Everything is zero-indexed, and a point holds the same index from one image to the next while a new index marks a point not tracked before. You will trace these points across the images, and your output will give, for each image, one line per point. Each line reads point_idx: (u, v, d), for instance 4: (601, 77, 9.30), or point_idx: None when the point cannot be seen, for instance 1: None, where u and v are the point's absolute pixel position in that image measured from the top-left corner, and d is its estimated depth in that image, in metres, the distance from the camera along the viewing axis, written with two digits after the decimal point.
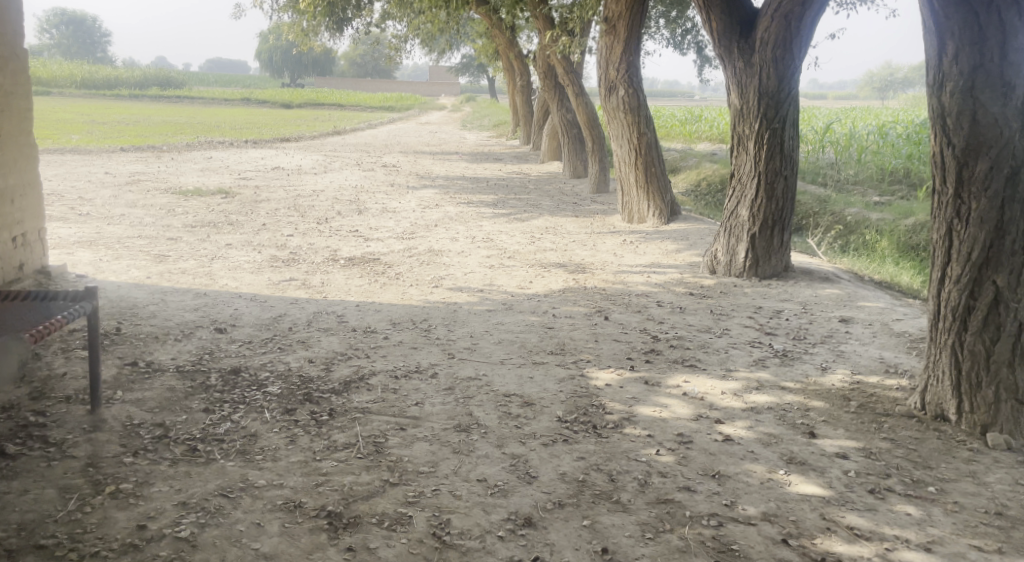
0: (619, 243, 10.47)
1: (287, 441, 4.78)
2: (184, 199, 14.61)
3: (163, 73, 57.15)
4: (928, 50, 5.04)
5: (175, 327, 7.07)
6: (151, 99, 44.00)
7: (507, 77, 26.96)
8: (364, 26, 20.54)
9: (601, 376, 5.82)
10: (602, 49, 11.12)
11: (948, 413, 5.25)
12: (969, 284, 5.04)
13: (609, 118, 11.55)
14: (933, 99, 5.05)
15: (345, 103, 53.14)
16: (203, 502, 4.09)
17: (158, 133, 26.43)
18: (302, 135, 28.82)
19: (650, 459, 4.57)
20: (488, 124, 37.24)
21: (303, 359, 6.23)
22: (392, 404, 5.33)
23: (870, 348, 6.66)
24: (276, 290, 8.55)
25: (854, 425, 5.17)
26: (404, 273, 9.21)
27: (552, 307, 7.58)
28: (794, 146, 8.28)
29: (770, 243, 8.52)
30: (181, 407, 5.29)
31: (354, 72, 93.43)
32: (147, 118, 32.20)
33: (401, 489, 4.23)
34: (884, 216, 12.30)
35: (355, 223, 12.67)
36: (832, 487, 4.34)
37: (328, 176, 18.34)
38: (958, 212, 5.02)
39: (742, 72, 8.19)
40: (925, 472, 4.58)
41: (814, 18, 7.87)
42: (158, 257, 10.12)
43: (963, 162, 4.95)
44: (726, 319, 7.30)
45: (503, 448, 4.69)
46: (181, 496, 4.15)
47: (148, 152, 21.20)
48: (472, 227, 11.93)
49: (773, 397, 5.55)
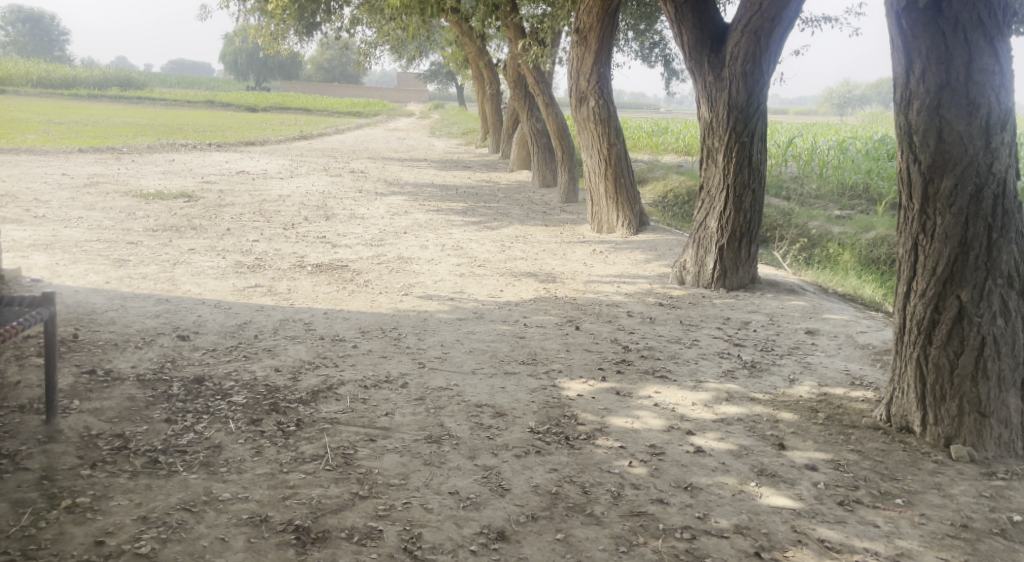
0: (588, 253, 10.49)
1: (253, 452, 4.70)
2: (146, 203, 14.39)
3: (124, 74, 56.36)
4: (896, 68, 5.12)
5: (135, 334, 6.94)
6: (110, 100, 43.32)
7: (476, 86, 26.95)
8: (332, 31, 20.41)
9: (572, 387, 5.80)
10: (573, 59, 11.14)
11: (913, 426, 5.31)
12: (933, 298, 5.10)
13: (579, 129, 11.57)
14: (900, 116, 5.12)
15: (311, 107, 52.83)
16: (165, 516, 4.00)
17: (118, 134, 26.01)
18: (266, 139, 28.57)
19: (623, 471, 4.55)
20: (453, 132, 37.22)
21: (269, 369, 6.14)
22: (362, 414, 5.26)
23: (837, 360, 6.72)
24: (241, 297, 8.45)
25: (822, 437, 5.21)
26: (372, 280, 9.14)
27: (522, 316, 7.56)
28: (762, 159, 8.34)
29: (738, 254, 8.57)
30: (142, 417, 5.18)
31: (319, 77, 92.89)
32: (107, 119, 31.66)
33: (370, 502, 4.17)
34: (846, 229, 12.47)
35: (321, 229, 12.57)
36: (803, 500, 4.36)
37: (293, 181, 18.19)
38: (923, 227, 5.08)
39: (712, 86, 8.25)
40: (892, 484, 4.62)
41: (783, 34, 7.94)
42: (118, 261, 9.94)
43: (929, 178, 5.03)
44: (695, 329, 7.33)
45: (474, 459, 4.65)
46: (141, 510, 4.06)
47: (108, 154, 20.86)
48: (441, 234, 11.90)
49: (743, 409, 5.57)
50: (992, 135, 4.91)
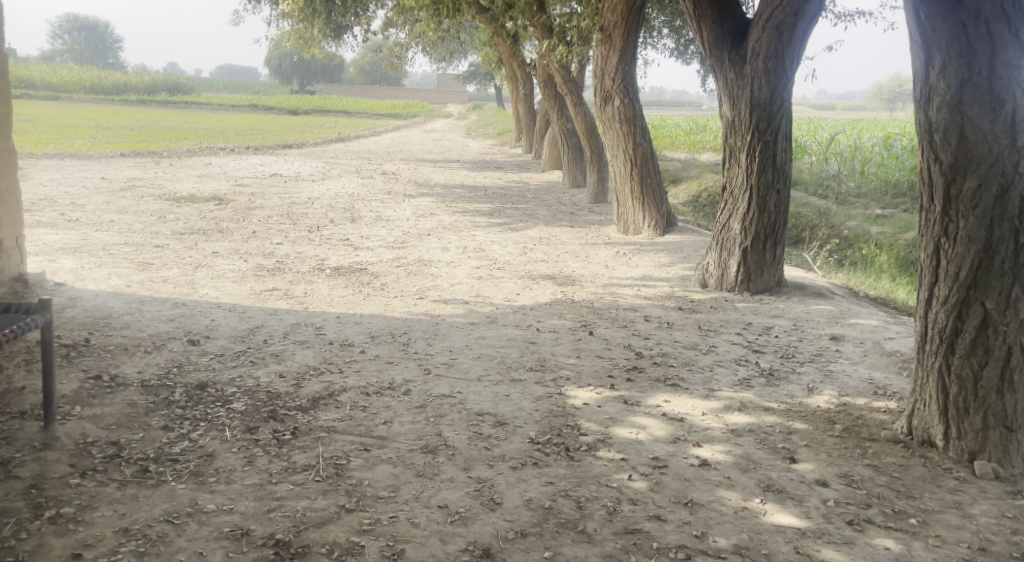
0: (612, 255, 10.28)
1: (244, 462, 4.62)
2: (177, 206, 14.48)
3: (172, 78, 57.33)
4: (916, 63, 4.87)
5: (146, 339, 6.90)
6: (157, 105, 44.06)
7: (512, 87, 26.81)
8: (365, 34, 20.44)
9: (579, 395, 5.63)
10: (597, 58, 10.90)
11: (935, 439, 5.08)
12: (956, 305, 4.86)
13: (605, 128, 11.35)
14: (920, 113, 4.88)
15: (352, 110, 53.17)
16: (146, 529, 3.94)
17: (159, 138, 26.35)
18: (304, 141, 28.73)
19: (622, 485, 4.38)
20: (490, 132, 37.15)
21: (273, 374, 6.07)
22: (360, 423, 5.17)
23: (860, 367, 6.47)
24: (257, 300, 8.41)
25: (837, 451, 5.00)
26: (389, 284, 9.04)
27: (536, 320, 7.40)
28: (787, 159, 8.09)
29: (763, 256, 8.32)
30: (139, 424, 5.12)
31: (362, 79, 93.52)
32: (152, 124, 32.09)
33: (355, 516, 4.09)
34: (884, 229, 12.09)
35: (346, 231, 12.53)
36: (809, 518, 4.16)
37: (325, 184, 18.20)
38: (946, 230, 4.85)
39: (734, 83, 8.01)
40: (907, 503, 4.42)
41: (807, 29, 7.68)
42: (142, 265, 9.97)
43: (951, 179, 4.79)
44: (713, 335, 7.11)
45: (469, 471, 4.52)
46: (123, 521, 3.99)
47: (147, 157, 21.12)
48: (466, 236, 11.77)
49: (755, 419, 5.36)
50: (1018, 133, 4.66)
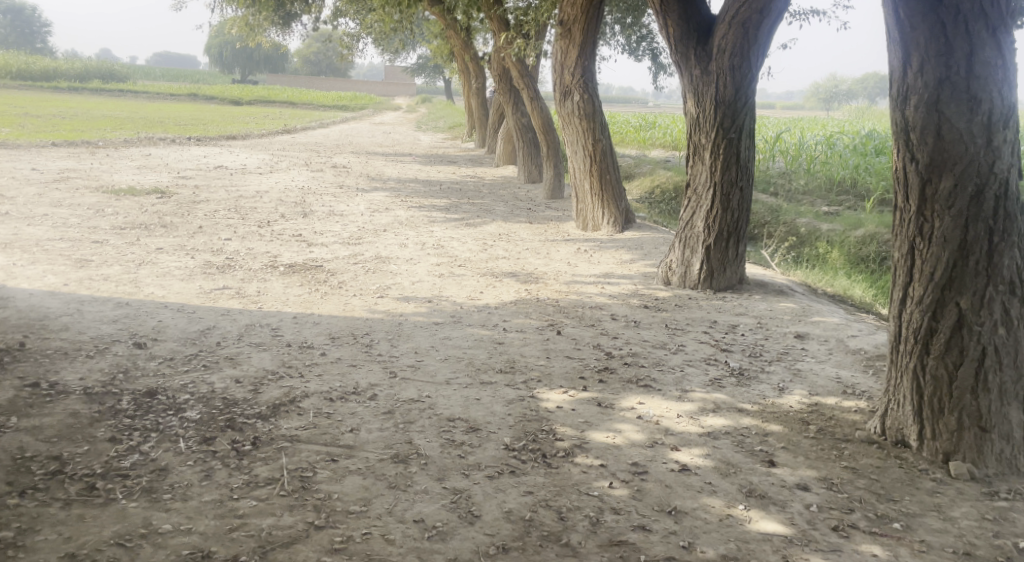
0: (573, 252, 10.17)
1: (202, 476, 4.61)
2: (115, 199, 13.97)
3: (107, 65, 55.73)
4: (893, 61, 4.82)
5: (88, 342, 6.59)
6: (90, 92, 42.73)
7: (462, 80, 26.54)
8: (314, 23, 20.00)
9: (551, 397, 5.50)
10: (556, 52, 10.74)
11: (909, 440, 5.06)
12: (931, 305, 4.84)
13: (564, 123, 11.20)
14: (897, 111, 4.84)
15: (296, 101, 52.29)
16: (94, 554, 3.93)
17: (94, 127, 25.50)
18: (249, 133, 28.06)
19: (603, 494, 4.31)
20: (440, 126, 36.84)
21: (229, 380, 5.90)
22: (325, 431, 5.11)
23: (827, 366, 6.45)
24: (207, 299, 8.12)
25: (813, 453, 4.96)
26: (347, 282, 8.80)
27: (502, 319, 7.25)
28: (750, 156, 8.06)
29: (726, 254, 8.28)
30: (83, 436, 5.02)
31: (305, 69, 92.05)
32: (85, 112, 31.01)
33: (326, 533, 4.06)
34: (834, 226, 12.18)
35: (298, 226, 12.23)
36: (794, 525, 4.15)
37: (272, 177, 17.77)
38: (921, 230, 4.82)
39: (699, 80, 7.94)
40: (889, 506, 4.42)
41: (771, 27, 7.64)
42: (80, 262, 9.56)
43: (927, 178, 4.75)
44: (681, 334, 7.03)
45: (444, 482, 4.45)
46: (69, 546, 3.98)
47: (81, 147, 20.41)
48: (422, 232, 11.56)
49: (730, 420, 5.31)
50: (994, 133, 4.62)
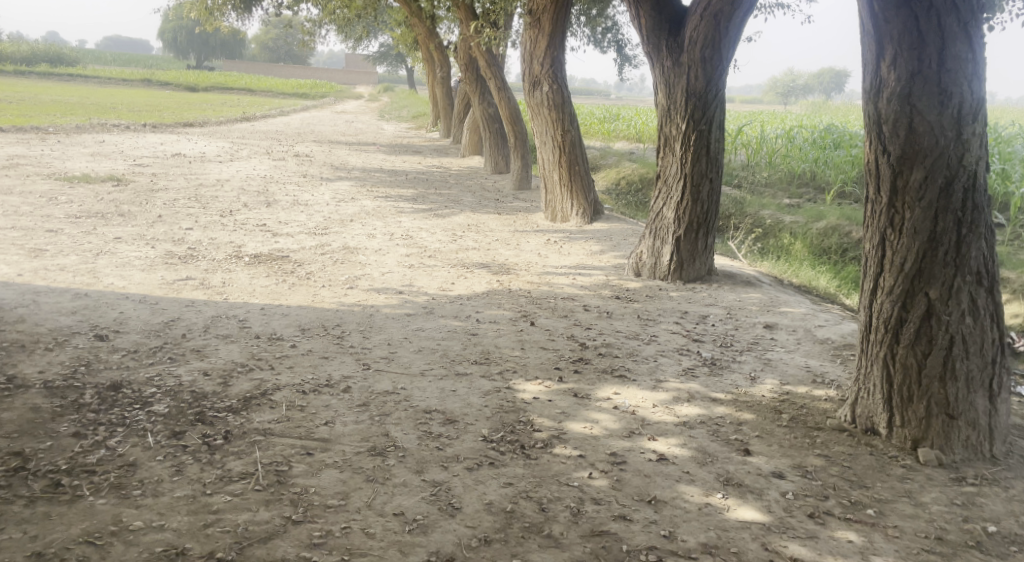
0: (542, 243, 10.16)
1: (172, 471, 4.54)
2: (70, 187, 13.68)
3: (57, 49, 54.46)
4: (867, 54, 4.89)
5: (47, 334, 6.45)
6: (39, 77, 41.73)
7: (425, 69, 26.37)
8: (275, 9, 19.71)
9: (527, 388, 5.49)
10: (526, 42, 10.72)
11: (879, 427, 5.14)
12: (901, 295, 4.91)
13: (532, 114, 11.18)
14: (870, 104, 4.90)
15: (255, 88, 51.54)
16: (63, 553, 3.87)
17: (45, 113, 24.91)
18: (206, 120, 27.62)
19: (582, 484, 4.33)
20: (402, 115, 36.64)
21: (196, 373, 5.81)
22: (299, 424, 5.06)
23: (797, 356, 6.52)
24: (170, 290, 7.98)
25: (787, 441, 5.02)
26: (315, 273, 8.71)
27: (474, 310, 7.22)
28: (720, 148, 8.11)
29: (695, 245, 8.34)
30: (46, 431, 4.93)
31: (264, 56, 90.85)
32: (34, 96, 30.29)
33: (303, 528, 4.04)
34: (797, 218, 12.32)
35: (261, 216, 12.07)
36: (772, 513, 4.22)
37: (233, 165, 17.52)
38: (892, 222, 4.88)
39: (670, 71, 7.98)
40: (862, 493, 4.49)
41: (743, 19, 7.68)
42: (35, 251, 9.33)
43: (898, 170, 4.82)
44: (653, 324, 7.07)
45: (422, 474, 4.43)
46: (36, 545, 3.92)
47: (32, 133, 19.93)
48: (390, 222, 11.48)
49: (704, 410, 5.34)
50: (964, 126, 4.70)
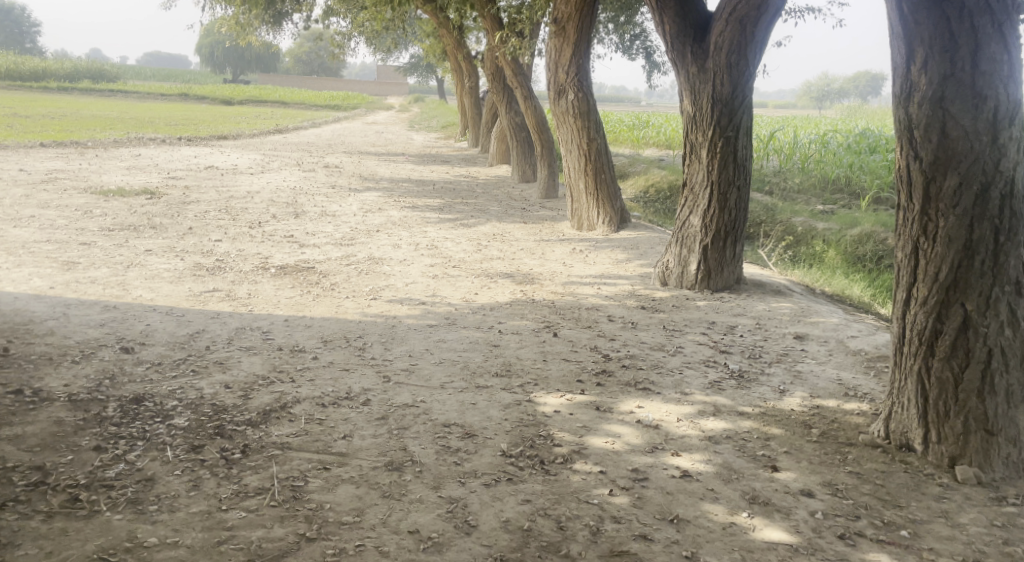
0: (568, 252, 10.05)
1: (189, 486, 4.49)
2: (104, 200, 13.81)
3: (98, 65, 55.42)
4: (896, 57, 4.72)
5: (74, 347, 6.46)
6: (81, 93, 42.46)
7: (455, 79, 26.38)
8: (305, 22, 19.81)
9: (548, 402, 5.38)
10: (551, 50, 10.63)
11: (914, 444, 4.96)
12: (935, 306, 4.73)
13: (558, 122, 11.08)
14: (900, 109, 4.73)
15: (289, 100, 52.02)
16: None
17: (84, 128, 25.28)
18: (240, 132, 27.88)
19: (602, 501, 4.22)
20: (434, 125, 36.76)
21: (218, 386, 5.78)
22: (317, 438, 4.99)
23: (828, 368, 6.34)
24: (196, 302, 7.98)
25: (817, 457, 4.86)
26: (339, 284, 8.67)
27: (497, 321, 7.13)
28: (747, 155, 7.96)
29: (723, 254, 8.18)
30: (67, 445, 4.90)
31: (298, 69, 91.80)
32: (75, 112, 30.79)
33: (317, 546, 3.96)
34: (830, 225, 12.09)
35: (290, 227, 12.09)
36: (800, 533, 4.07)
37: (264, 177, 17.61)
38: (925, 230, 4.71)
39: (695, 77, 7.85)
40: (896, 513, 4.33)
41: (770, 24, 7.53)
42: (67, 264, 9.40)
43: (931, 177, 4.65)
44: (679, 335, 6.92)
45: (439, 490, 4.34)
46: None
47: (71, 148, 20.22)
48: (416, 232, 11.43)
49: (730, 424, 5.20)
50: (1000, 130, 4.52)
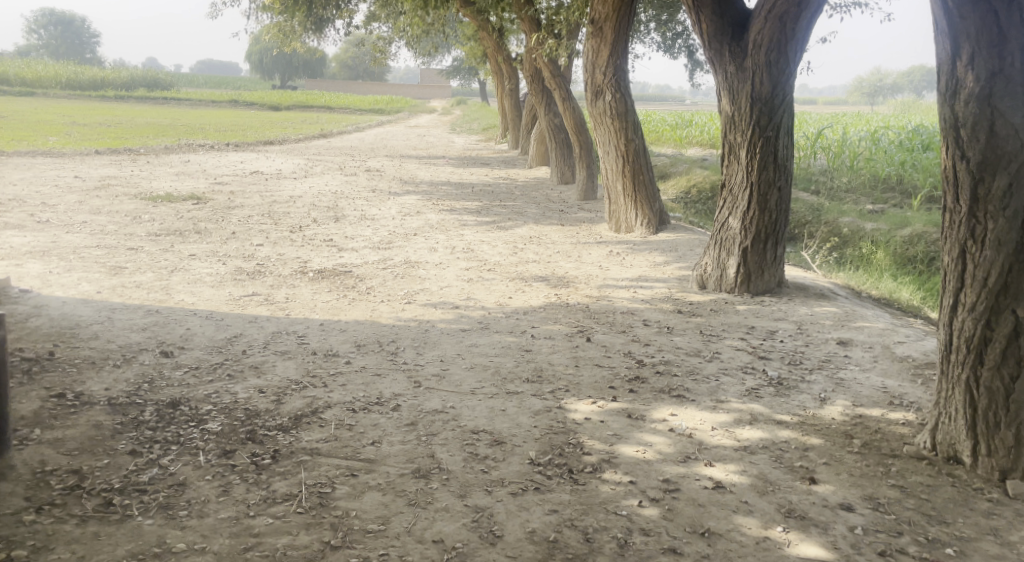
0: (605, 255, 9.94)
1: (219, 492, 4.49)
2: (153, 206, 14.01)
3: (152, 73, 56.54)
4: (941, 53, 4.55)
5: (115, 351, 6.53)
6: (136, 101, 43.31)
7: (496, 81, 26.37)
8: (347, 27, 19.93)
9: (579, 409, 5.29)
10: (588, 51, 10.53)
11: (962, 456, 4.77)
12: (984, 312, 4.55)
13: (595, 124, 10.97)
14: (945, 107, 4.56)
15: (335, 105, 52.49)
16: None
17: (136, 135, 25.75)
18: (286, 137, 28.16)
19: (632, 513, 4.13)
20: (477, 127, 36.77)
21: (252, 390, 5.78)
22: (346, 444, 4.96)
23: (872, 375, 6.15)
24: (236, 306, 8.02)
25: (859, 469, 4.70)
26: (376, 288, 8.66)
27: (531, 326, 7.05)
28: (789, 155, 7.79)
29: (763, 257, 8.00)
30: (104, 448, 4.94)
31: (343, 74, 92.69)
32: (129, 120, 31.39)
33: (342, 554, 3.93)
34: (879, 225, 11.79)
35: (330, 231, 12.15)
36: (837, 549, 3.94)
37: (307, 181, 17.74)
38: (973, 233, 4.53)
39: (734, 77, 7.69)
40: (940, 529, 4.17)
41: (810, 20, 7.37)
42: (114, 269, 9.54)
43: (979, 177, 4.47)
44: (716, 340, 6.78)
45: (466, 499, 4.28)
46: None
47: (123, 155, 20.59)
48: (453, 236, 11.40)
49: (767, 433, 5.06)
50: None
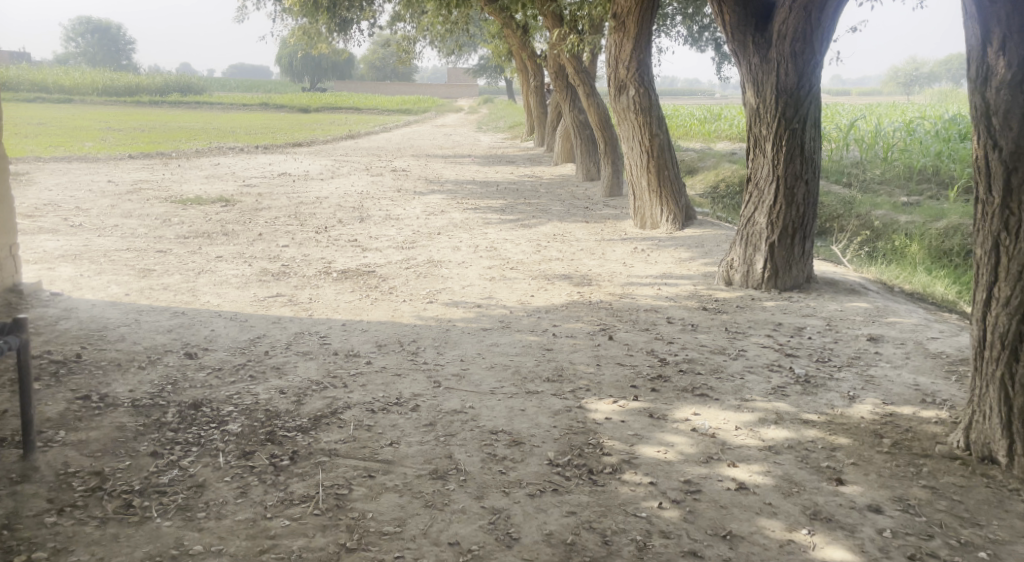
0: (629, 251, 9.84)
1: (238, 493, 4.46)
2: (183, 209, 14.10)
3: (185, 78, 57.15)
4: (970, 39, 4.42)
5: (141, 352, 6.55)
6: (170, 105, 43.75)
7: (522, 79, 26.30)
8: (372, 28, 19.96)
9: (599, 409, 5.21)
10: (610, 46, 10.42)
11: (997, 456, 4.61)
12: (1019, 307, 4.39)
13: (619, 119, 10.86)
14: (976, 95, 4.42)
15: (364, 106, 52.66)
16: None
17: (168, 139, 26.02)
18: (315, 139, 28.28)
19: (651, 515, 4.05)
20: (505, 125, 36.73)
21: (273, 391, 5.76)
22: (364, 444, 4.92)
23: (903, 372, 6.00)
24: (260, 307, 8.03)
25: (888, 470, 4.57)
26: (398, 287, 8.63)
27: (553, 324, 6.97)
28: (815, 147, 7.65)
29: (791, 252, 7.87)
30: (126, 450, 4.93)
31: (372, 75, 93.04)
32: (162, 124, 31.72)
33: (358, 556, 3.88)
34: (914, 218, 11.56)
35: (355, 231, 12.15)
36: (864, 553, 3.83)
37: (334, 182, 17.79)
38: (1006, 224, 4.37)
39: (758, 68, 7.58)
40: (972, 531, 4.03)
41: (836, 8, 7.23)
42: (143, 271, 9.59)
43: (1012, 167, 4.32)
44: (741, 338, 6.66)
45: (483, 500, 4.22)
46: None
47: (156, 158, 20.81)
48: (477, 234, 11.35)
49: (793, 433, 4.94)
50: None
